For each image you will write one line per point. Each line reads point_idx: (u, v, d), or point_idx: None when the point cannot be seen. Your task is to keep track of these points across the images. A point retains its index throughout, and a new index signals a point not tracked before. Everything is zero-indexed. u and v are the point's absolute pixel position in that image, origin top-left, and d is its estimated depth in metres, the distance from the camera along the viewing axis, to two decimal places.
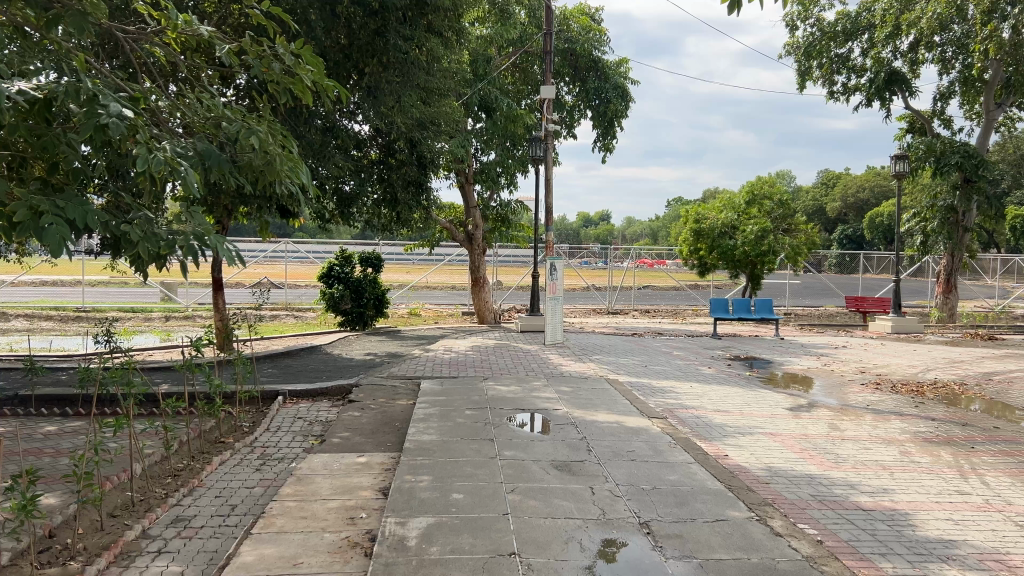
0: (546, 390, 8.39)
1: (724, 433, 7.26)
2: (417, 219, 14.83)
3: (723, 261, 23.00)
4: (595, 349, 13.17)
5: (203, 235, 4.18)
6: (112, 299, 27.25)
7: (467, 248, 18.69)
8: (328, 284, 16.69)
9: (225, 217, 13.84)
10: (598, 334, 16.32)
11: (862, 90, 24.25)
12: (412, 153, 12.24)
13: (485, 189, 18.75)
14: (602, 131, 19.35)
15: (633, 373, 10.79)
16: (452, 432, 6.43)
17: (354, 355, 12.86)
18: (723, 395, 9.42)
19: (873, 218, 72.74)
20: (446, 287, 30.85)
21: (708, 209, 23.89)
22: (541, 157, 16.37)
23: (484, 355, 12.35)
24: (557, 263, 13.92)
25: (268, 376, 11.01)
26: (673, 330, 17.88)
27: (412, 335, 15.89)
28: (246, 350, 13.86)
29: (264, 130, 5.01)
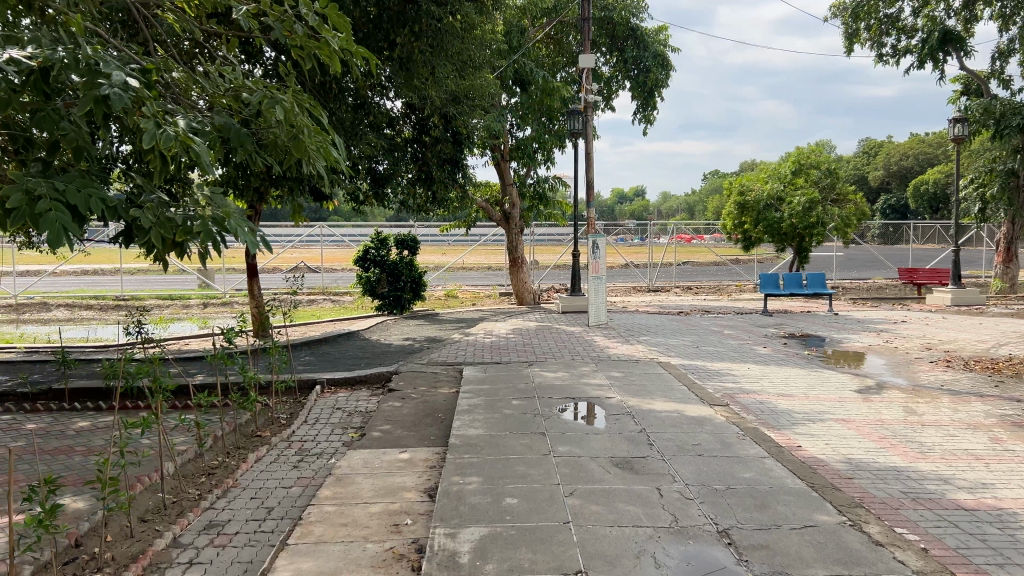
0: (597, 376, 7.90)
1: (793, 421, 6.71)
2: (454, 199, 14.37)
3: (769, 235, 22.31)
4: (642, 329, 12.64)
5: (223, 219, 3.76)
6: (151, 287, 27.32)
7: (505, 228, 18.23)
8: (364, 268, 16.35)
9: (257, 202, 13.53)
10: (642, 314, 15.77)
11: (914, 52, 23.11)
12: (447, 128, 11.76)
13: (522, 166, 18.21)
14: (642, 102, 18.67)
15: (685, 355, 10.23)
16: (500, 426, 5.97)
17: (393, 340, 12.49)
18: (784, 377, 8.85)
19: (919, 186, 70.62)
20: (483, 268, 30.45)
21: (753, 181, 23.09)
22: (580, 130, 15.79)
23: (527, 339, 11.88)
24: (599, 241, 13.42)
25: (305, 364, 10.66)
26: (720, 307, 17.25)
27: (451, 318, 15.48)
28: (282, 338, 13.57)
29: (289, 100, 4.55)
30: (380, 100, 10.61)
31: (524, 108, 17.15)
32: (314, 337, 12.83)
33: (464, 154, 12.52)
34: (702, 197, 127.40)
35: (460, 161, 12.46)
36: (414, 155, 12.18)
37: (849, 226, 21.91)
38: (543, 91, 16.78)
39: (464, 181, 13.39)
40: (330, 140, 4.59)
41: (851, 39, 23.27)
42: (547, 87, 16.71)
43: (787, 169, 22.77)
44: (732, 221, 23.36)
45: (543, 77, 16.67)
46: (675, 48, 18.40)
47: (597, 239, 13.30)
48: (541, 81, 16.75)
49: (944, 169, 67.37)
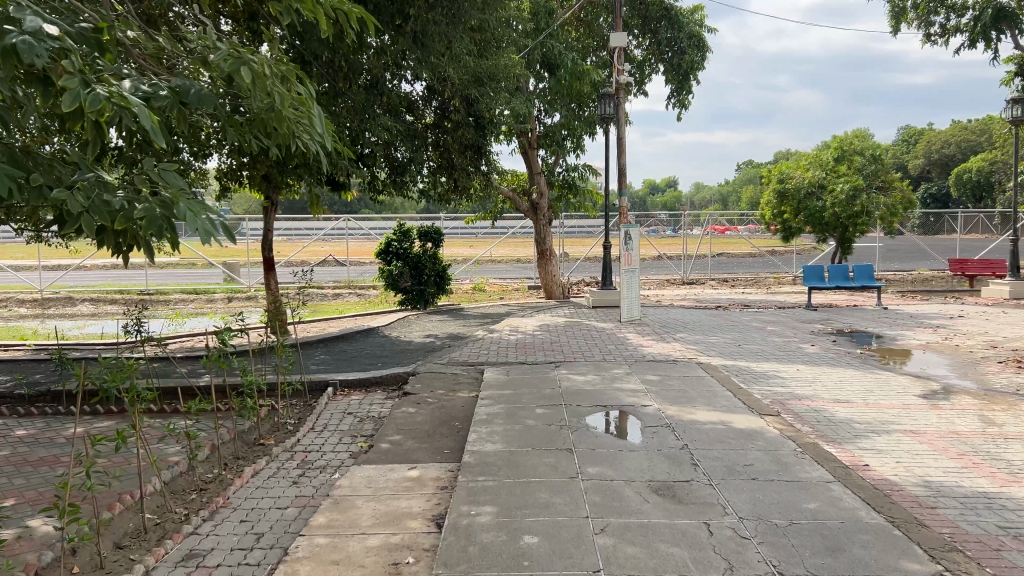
0: (631, 380, 7.14)
1: (854, 434, 5.90)
2: (477, 189, 13.65)
3: (811, 224, 21.28)
4: (679, 325, 11.85)
5: (173, 200, 3.08)
6: (176, 282, 27.06)
7: (532, 219, 17.49)
8: (386, 261, 15.72)
9: (273, 192, 12.98)
10: (678, 308, 14.95)
11: (965, 31, 21.83)
12: (469, 113, 11.04)
13: (550, 154, 17.45)
14: (676, 86, 17.78)
15: (727, 354, 9.42)
16: (521, 440, 5.25)
17: (413, 337, 11.84)
18: (839, 380, 8.01)
19: (961, 174, 68.46)
20: (512, 260, 29.76)
21: (793, 168, 22.07)
22: (611, 114, 14.98)
23: (555, 336, 11.13)
24: (632, 231, 12.63)
25: (319, 364, 10.01)
26: (760, 301, 16.37)
27: (476, 313, 14.79)
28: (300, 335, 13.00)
29: (262, 60, 3.87)
30: (397, 81, 9.86)
31: (552, 93, 16.36)
32: (330, 334, 12.21)
33: (488, 140, 11.80)
34: (735, 188, 125.25)
35: (484, 148, 11.73)
36: (434, 141, 11.49)
37: (896, 215, 20.83)
38: (572, 75, 15.98)
39: (488, 169, 12.65)
40: (314, 112, 3.95)
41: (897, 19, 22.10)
42: (576, 71, 15.90)
43: (830, 155, 21.70)
44: (771, 211, 22.36)
45: (573, 60, 15.88)
46: (711, 28, 17.47)
47: (629, 229, 12.53)
48: (571, 64, 15.95)
49: (989, 157, 65.15)
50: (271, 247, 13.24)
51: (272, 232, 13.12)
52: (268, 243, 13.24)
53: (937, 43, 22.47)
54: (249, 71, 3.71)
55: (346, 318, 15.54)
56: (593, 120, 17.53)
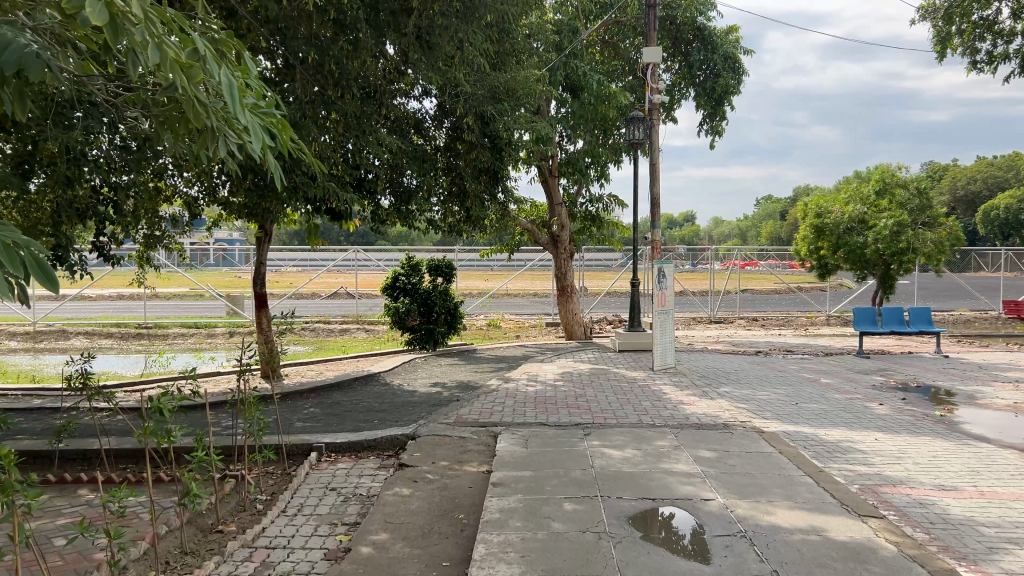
0: (681, 459, 5.70)
1: (991, 547, 4.40)
2: (492, 220, 12.34)
3: (850, 261, 19.81)
4: (721, 377, 10.40)
5: None
6: (177, 315, 25.92)
7: (552, 252, 16.16)
8: (393, 297, 14.36)
9: (268, 221, 11.79)
10: (713, 353, 13.49)
11: (1015, 58, 20.36)
12: (485, 133, 9.76)
13: (572, 183, 16.17)
14: (708, 111, 16.53)
15: (786, 417, 7.94)
16: (547, 561, 3.82)
17: (417, 386, 10.46)
18: (932, 455, 6.51)
19: (989, 211, 66.63)
20: (529, 296, 28.48)
21: (831, 201, 20.65)
22: (641, 139, 13.74)
23: (578, 387, 9.70)
24: (666, 268, 11.27)
25: (305, 421, 8.60)
26: (803, 346, 14.85)
27: (490, 356, 13.40)
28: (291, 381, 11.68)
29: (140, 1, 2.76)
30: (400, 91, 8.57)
31: (574, 117, 15.14)
32: (325, 380, 10.83)
33: (506, 165, 10.51)
34: (755, 223, 123.69)
35: (502, 175, 10.44)
36: (445, 164, 10.25)
37: (944, 252, 19.29)
38: (597, 97, 14.78)
39: (504, 197, 11.34)
40: (228, 102, 2.83)
41: (940, 45, 20.81)
42: (601, 93, 14.69)
43: (871, 188, 20.28)
44: (807, 247, 20.89)
45: (598, 81, 14.68)
46: (747, 50, 16.21)
47: (662, 265, 11.17)
48: (596, 86, 14.75)
49: (1020, 193, 63.32)
50: (264, 282, 11.97)
51: (265, 265, 11.87)
52: (260, 277, 11.98)
53: (984, 71, 21.12)
54: (110, 18, 2.57)
55: (346, 359, 14.18)
56: (619, 147, 16.26)
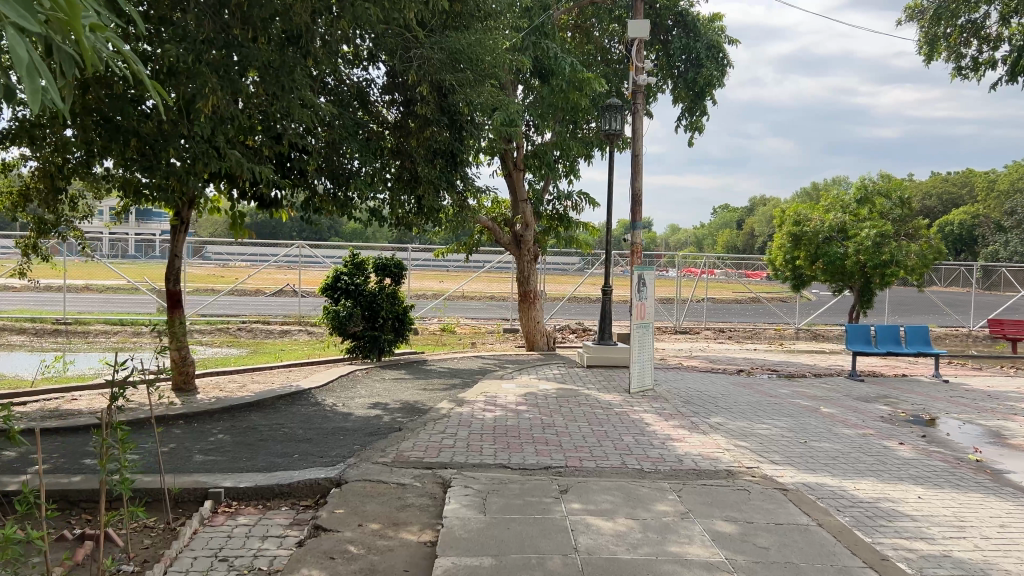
0: (693, 537, 4.21)
1: None
2: (450, 213, 10.77)
3: (828, 273, 18.67)
4: (709, 404, 8.99)
5: None
6: (102, 310, 23.76)
7: (515, 254, 14.64)
8: (333, 299, 12.62)
9: (184, 206, 10.13)
10: (691, 372, 12.12)
11: (1001, 65, 19.44)
12: (442, 107, 8.30)
13: (538, 178, 14.66)
14: (688, 106, 15.15)
15: (798, 461, 6.52)
16: None
17: (354, 407, 8.83)
18: (997, 523, 5.13)
19: (943, 226, 67.08)
20: (486, 300, 26.99)
21: (810, 209, 19.51)
22: (617, 131, 12.42)
23: (545, 413, 8.19)
24: (647, 275, 9.86)
25: (207, 454, 6.92)
26: (788, 365, 13.57)
27: (442, 369, 11.82)
28: (203, 397, 9.93)
29: None
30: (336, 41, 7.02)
31: (543, 105, 13.61)
32: (243, 398, 9.13)
33: (467, 147, 8.98)
34: (712, 231, 124.05)
35: (461, 162, 8.94)
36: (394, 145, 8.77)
37: (926, 266, 18.25)
38: (570, 83, 13.28)
39: (460, 190, 9.82)
40: None
41: (925, 48, 19.80)
42: (576, 77, 13.21)
43: (852, 196, 19.21)
44: (783, 256, 19.68)
45: (571, 64, 13.21)
46: (733, 40, 14.90)
47: (642, 272, 9.73)
48: (568, 70, 13.22)
49: (972, 210, 63.91)
50: (178, 277, 10.24)
51: (179, 257, 10.16)
52: (173, 273, 10.25)
53: (968, 78, 20.23)
54: None
55: (277, 370, 12.46)
56: (593, 141, 14.80)
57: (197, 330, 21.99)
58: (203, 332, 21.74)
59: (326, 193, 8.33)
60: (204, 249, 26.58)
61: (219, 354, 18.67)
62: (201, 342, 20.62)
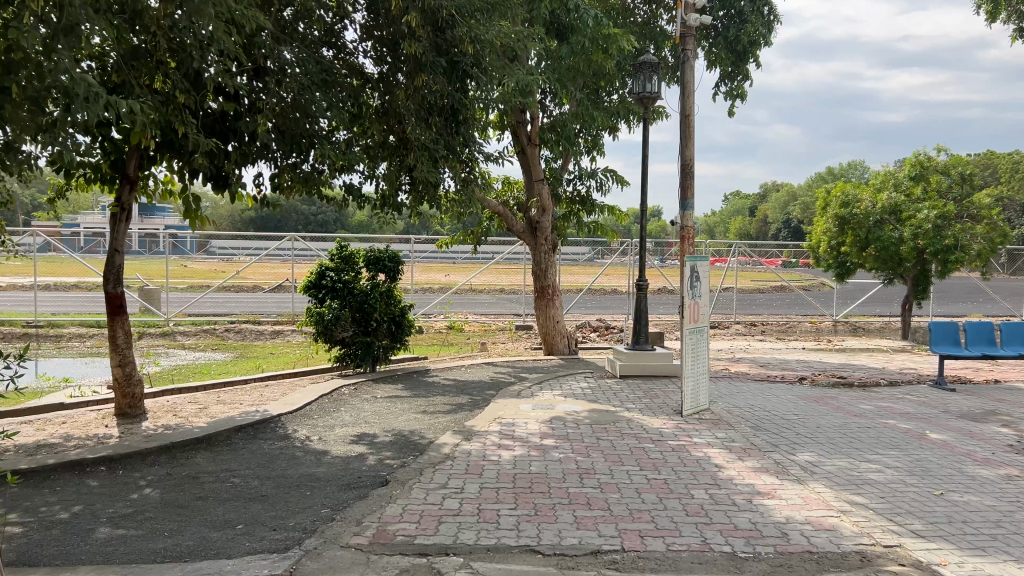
0: None
1: None
2: (453, 197, 8.83)
3: (880, 261, 16.61)
4: (787, 432, 7.01)
5: None
6: (80, 312, 21.85)
7: (529, 242, 12.63)
8: (316, 298, 10.68)
9: (125, 188, 8.21)
10: (744, 382, 10.12)
11: None
12: (438, 46, 6.47)
13: (556, 156, 12.65)
14: (726, 70, 13.16)
15: (954, 535, 4.54)
16: None
17: (332, 441, 6.88)
18: None
19: None
20: (497, 291, 25.19)
21: (858, 187, 17.42)
22: (651, 94, 10.48)
23: (580, 451, 6.23)
24: (700, 266, 7.81)
25: (116, 525, 4.96)
26: (853, 371, 11.55)
27: (446, 383, 9.87)
28: (145, 426, 7.92)
29: None
30: None
31: (561, 69, 11.61)
32: (192, 431, 7.19)
33: (473, 105, 7.03)
34: (724, 219, 121.67)
35: (466, 121, 7.02)
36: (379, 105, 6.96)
37: (994, 251, 16.17)
38: (594, 40, 11.34)
39: (468, 166, 7.90)
40: None
41: (987, 5, 17.53)
42: (600, 33, 11.28)
43: (905, 173, 17.08)
44: (827, 242, 17.65)
45: (596, 18, 11.27)
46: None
47: (695, 263, 7.69)
48: (592, 25, 11.29)
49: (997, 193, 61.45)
50: (120, 277, 8.26)
51: (121, 251, 8.23)
52: (113, 270, 8.28)
53: None
54: None
55: (251, 384, 10.52)
56: (619, 111, 12.80)
57: (181, 332, 20.13)
58: (187, 335, 19.87)
59: (289, 167, 6.51)
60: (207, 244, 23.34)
61: (201, 360, 16.72)
62: (184, 345, 18.70)
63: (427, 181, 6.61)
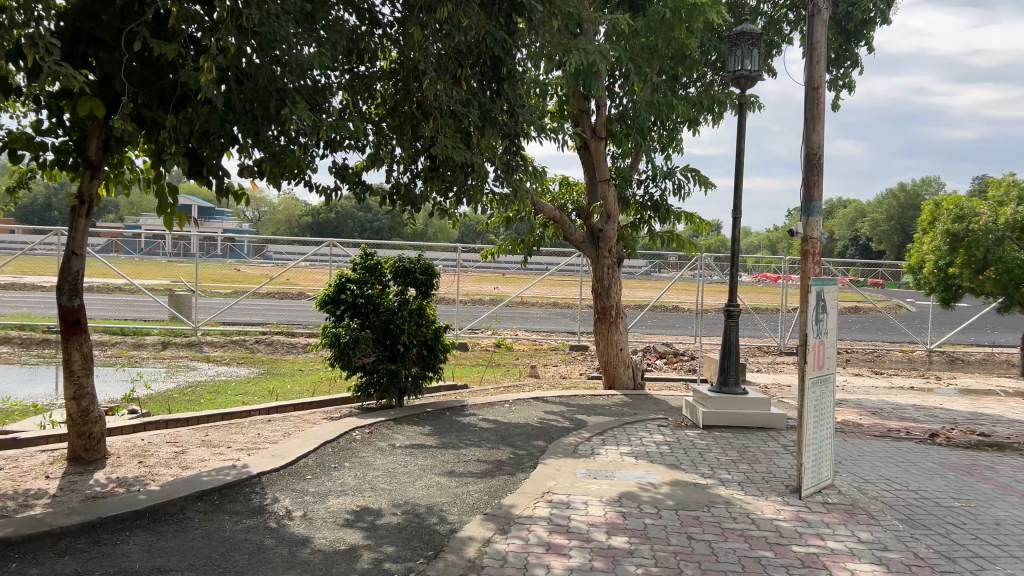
0: None
1: None
2: (494, 198, 7.30)
3: (1001, 285, 14.19)
4: (962, 537, 4.88)
5: None
6: (108, 318, 20.58)
7: (590, 255, 10.67)
8: (334, 315, 8.90)
9: (87, 176, 6.54)
10: (861, 440, 7.97)
11: None
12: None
13: (623, 154, 10.77)
14: (830, 56, 11.06)
15: None
16: None
17: (319, 523, 4.98)
18: None
19: None
20: (549, 304, 23.33)
21: (972, 199, 15.01)
22: (750, 73, 8.48)
23: (669, 565, 4.21)
24: (826, 291, 5.75)
25: None
26: (990, 423, 9.28)
27: (485, 426, 7.95)
28: (93, 479, 6.11)
29: None
30: None
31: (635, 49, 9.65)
32: (140, 495, 5.38)
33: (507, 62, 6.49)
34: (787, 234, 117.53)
35: (507, 77, 6.61)
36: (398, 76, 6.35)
37: None
38: (676, 11, 9.29)
39: (512, 144, 7.07)
40: None
41: None
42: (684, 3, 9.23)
43: None
44: (933, 262, 15.22)
45: None
46: None
47: (821, 288, 5.64)
48: None
49: None
50: (76, 288, 6.54)
51: (76, 255, 6.51)
52: (69, 277, 6.57)
53: None
54: None
55: (251, 418, 8.75)
56: (701, 101, 10.78)
57: (209, 342, 18.67)
58: (216, 346, 18.42)
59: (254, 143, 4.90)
60: (264, 248, 21.25)
61: (223, 376, 15.14)
62: (209, 358, 17.21)
63: (450, 156, 6.16)
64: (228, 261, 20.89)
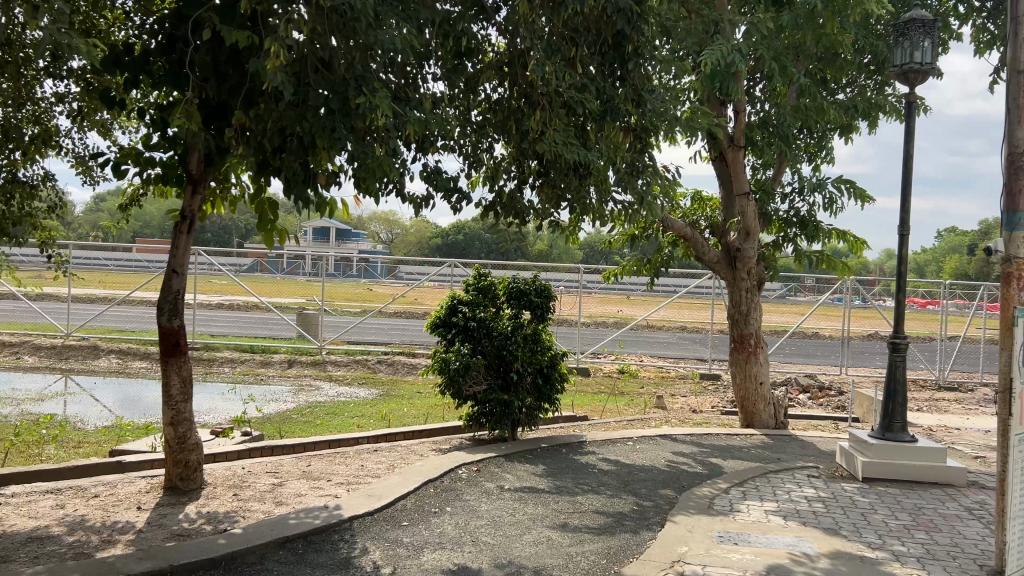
0: None
1: None
2: (618, 210, 6.53)
3: None
4: None
5: None
6: (239, 335, 21.07)
7: (726, 276, 9.65)
8: (444, 338, 8.33)
9: (190, 193, 6.27)
10: None
11: None
12: None
13: (764, 164, 9.73)
14: None
15: None
16: None
17: None
18: None
19: None
20: (676, 328, 22.15)
21: None
22: (923, 65, 7.30)
23: None
24: None
25: None
26: None
27: (605, 467, 7.11)
28: (182, 513, 5.71)
29: None
30: None
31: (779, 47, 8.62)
32: (222, 537, 4.89)
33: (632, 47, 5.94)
34: (937, 256, 109.58)
35: (633, 56, 6.04)
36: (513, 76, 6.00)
37: None
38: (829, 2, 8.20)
39: (639, 143, 6.41)
40: None
41: None
42: None
43: None
44: None
45: None
46: None
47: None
48: None
49: None
50: (175, 308, 6.20)
51: (176, 274, 6.19)
52: (169, 299, 6.24)
53: None
54: None
55: (357, 447, 8.27)
56: (856, 104, 9.58)
57: (332, 361, 18.72)
58: (338, 365, 18.43)
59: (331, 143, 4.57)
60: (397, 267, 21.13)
61: (343, 396, 14.98)
62: (331, 377, 17.18)
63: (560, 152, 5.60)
64: (362, 280, 20.93)
